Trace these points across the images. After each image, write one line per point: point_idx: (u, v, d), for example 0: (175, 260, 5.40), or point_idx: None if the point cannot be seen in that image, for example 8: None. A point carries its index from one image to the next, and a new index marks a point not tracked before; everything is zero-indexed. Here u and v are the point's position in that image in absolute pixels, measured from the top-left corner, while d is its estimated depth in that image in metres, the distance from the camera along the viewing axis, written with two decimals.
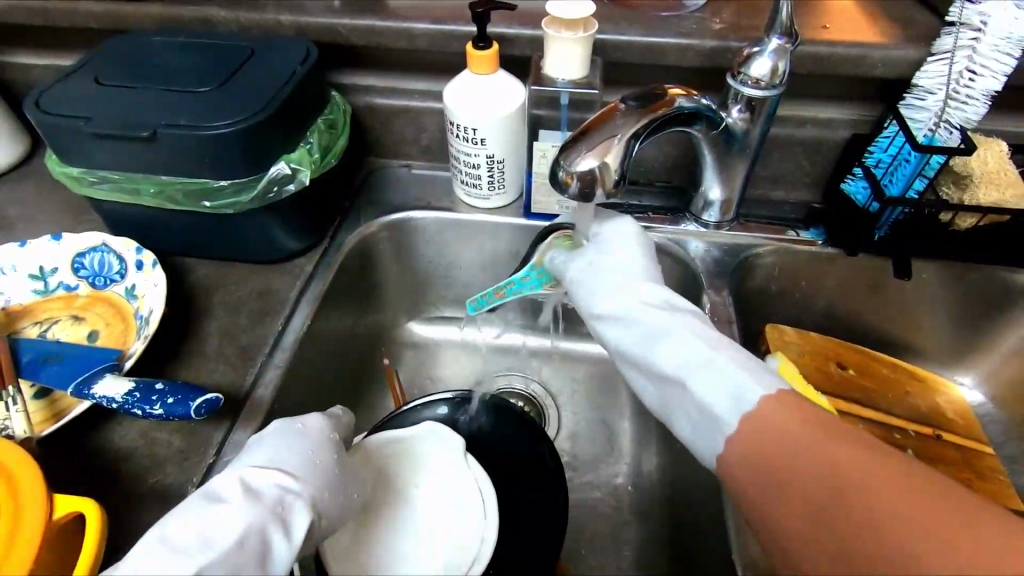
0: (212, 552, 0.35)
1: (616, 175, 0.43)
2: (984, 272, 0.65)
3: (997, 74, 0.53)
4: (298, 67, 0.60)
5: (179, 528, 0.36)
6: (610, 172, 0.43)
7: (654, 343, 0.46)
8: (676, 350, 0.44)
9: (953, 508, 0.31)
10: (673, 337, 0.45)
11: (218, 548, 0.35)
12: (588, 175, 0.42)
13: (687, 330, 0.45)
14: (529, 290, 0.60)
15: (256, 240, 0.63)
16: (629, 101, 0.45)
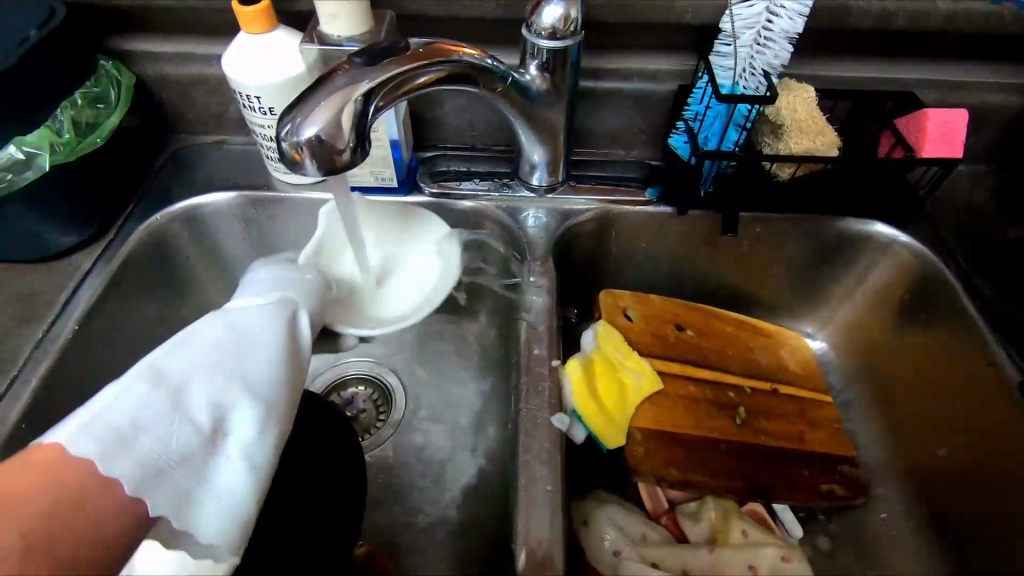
0: (226, 364, 0.40)
1: (351, 142, 0.38)
2: (815, 223, 0.64)
3: (795, 14, 0.51)
4: (33, 30, 0.51)
5: (188, 352, 0.39)
6: (343, 137, 0.38)
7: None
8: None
9: (800, 439, 0.61)
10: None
11: (219, 348, 0.41)
12: (316, 143, 0.37)
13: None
14: (610, 367, 0.58)
15: (12, 236, 0.54)
16: (356, 58, 0.39)
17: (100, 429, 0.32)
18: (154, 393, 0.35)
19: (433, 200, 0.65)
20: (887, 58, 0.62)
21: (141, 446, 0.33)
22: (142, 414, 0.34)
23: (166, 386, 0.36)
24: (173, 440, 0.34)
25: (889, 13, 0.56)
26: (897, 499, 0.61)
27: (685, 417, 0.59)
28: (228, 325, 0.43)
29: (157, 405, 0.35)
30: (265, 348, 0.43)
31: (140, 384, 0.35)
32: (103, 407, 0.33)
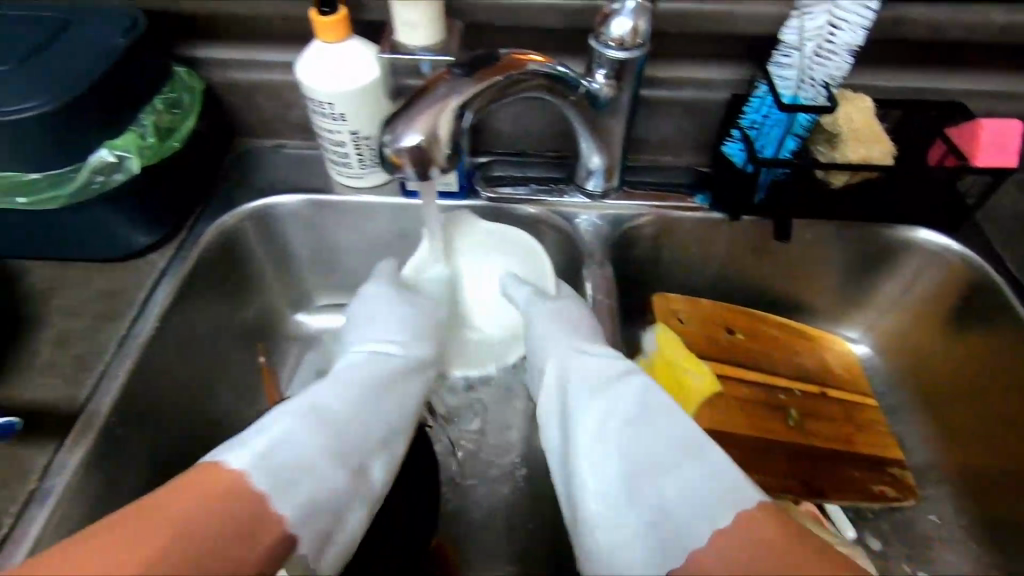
0: (366, 416, 0.47)
1: (447, 152, 0.41)
2: (865, 229, 0.65)
3: (858, 27, 0.52)
4: (120, 38, 0.53)
5: (338, 401, 0.47)
6: (441, 146, 0.40)
7: (604, 470, 0.44)
8: (601, 466, 0.44)
9: (850, 441, 0.63)
10: (671, 479, 0.42)
11: (361, 399, 0.48)
12: (416, 151, 0.39)
13: (628, 426, 0.45)
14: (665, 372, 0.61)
15: (96, 236, 0.57)
16: (456, 68, 0.40)
17: (264, 467, 0.40)
18: (313, 441, 0.43)
19: (491, 205, 0.66)
20: (939, 68, 0.63)
21: (302, 491, 0.40)
22: (295, 455, 0.42)
23: (318, 430, 0.44)
24: (321, 481, 0.42)
25: (944, 25, 0.57)
26: (943, 500, 0.63)
27: (741, 418, 0.61)
28: (368, 374, 0.50)
29: (316, 452, 0.43)
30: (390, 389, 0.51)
31: (304, 429, 0.43)
32: (270, 444, 0.41)
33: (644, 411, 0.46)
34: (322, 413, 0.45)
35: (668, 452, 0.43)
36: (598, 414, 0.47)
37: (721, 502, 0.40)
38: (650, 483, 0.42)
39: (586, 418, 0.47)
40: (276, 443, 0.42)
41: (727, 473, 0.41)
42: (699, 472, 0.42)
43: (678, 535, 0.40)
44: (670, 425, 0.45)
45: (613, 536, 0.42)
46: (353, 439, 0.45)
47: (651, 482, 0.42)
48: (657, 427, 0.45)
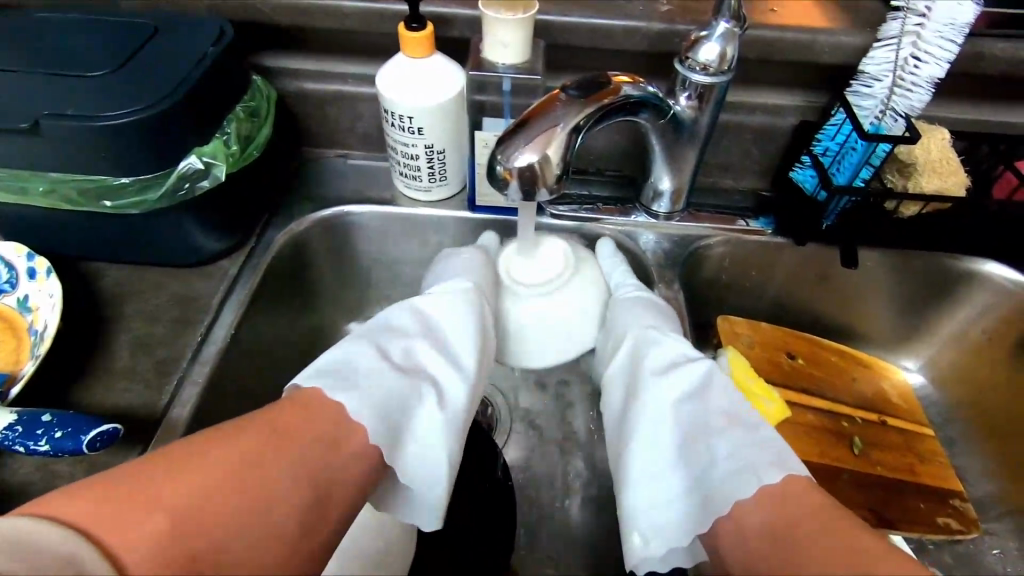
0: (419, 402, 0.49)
1: (558, 172, 0.43)
2: (927, 258, 0.65)
3: (941, 60, 0.52)
4: (210, 47, 0.53)
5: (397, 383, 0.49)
6: (552, 167, 0.42)
7: (655, 416, 0.51)
8: (648, 426, 0.51)
9: (914, 471, 0.62)
10: (709, 435, 0.48)
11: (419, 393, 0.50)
12: (527, 170, 0.42)
13: (673, 390, 0.52)
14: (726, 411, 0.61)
15: (173, 241, 0.57)
16: (571, 90, 0.44)
17: (324, 371, 0.47)
18: (390, 411, 0.47)
19: (556, 223, 0.67)
20: (1007, 102, 0.64)
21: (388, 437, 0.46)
22: (372, 369, 0.48)
23: (381, 355, 0.50)
24: (389, 418, 0.46)
25: (1021, 61, 0.58)
26: (1009, 535, 0.61)
27: (810, 444, 0.62)
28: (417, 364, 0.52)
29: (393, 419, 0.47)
30: (458, 341, 0.56)
31: (390, 396, 0.47)
32: (339, 362, 0.48)
33: (693, 388, 0.52)
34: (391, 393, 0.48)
35: (721, 421, 0.49)
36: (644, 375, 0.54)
37: (766, 463, 0.44)
38: (701, 443, 0.48)
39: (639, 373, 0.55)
40: (339, 363, 0.48)
41: (761, 448, 0.46)
42: (731, 446, 0.47)
43: (722, 477, 0.45)
44: (719, 402, 0.50)
45: (656, 495, 0.48)
46: (414, 362, 0.52)
47: (696, 439, 0.48)
48: (699, 403, 0.51)
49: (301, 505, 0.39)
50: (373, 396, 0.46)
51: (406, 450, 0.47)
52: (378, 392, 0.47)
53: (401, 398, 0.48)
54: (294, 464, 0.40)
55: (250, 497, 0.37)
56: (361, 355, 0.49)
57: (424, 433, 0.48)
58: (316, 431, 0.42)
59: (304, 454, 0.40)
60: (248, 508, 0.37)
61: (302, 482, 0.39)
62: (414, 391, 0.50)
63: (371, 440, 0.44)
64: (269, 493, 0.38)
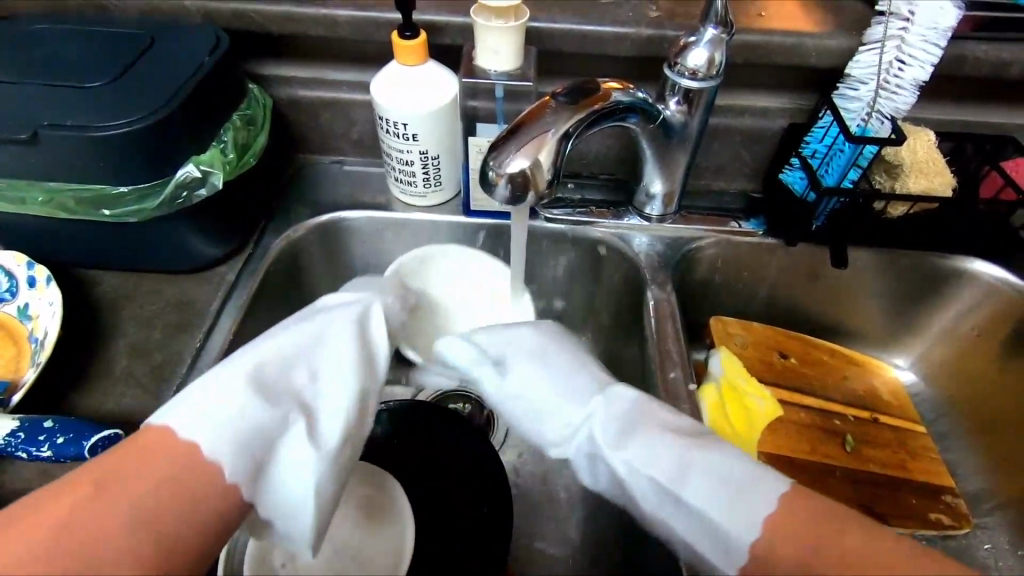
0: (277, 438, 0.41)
1: (548, 177, 0.44)
2: (916, 258, 0.66)
3: (925, 64, 0.53)
4: (206, 57, 0.54)
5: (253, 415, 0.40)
6: (542, 172, 0.43)
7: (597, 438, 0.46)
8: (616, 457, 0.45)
9: (906, 467, 0.63)
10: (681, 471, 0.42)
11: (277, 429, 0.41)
12: (518, 175, 0.42)
13: (603, 432, 0.46)
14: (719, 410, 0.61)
15: (171, 248, 0.57)
16: (560, 97, 0.44)
17: (180, 404, 0.39)
18: (241, 433, 0.39)
19: (550, 225, 0.67)
20: (991, 102, 0.65)
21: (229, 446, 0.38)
22: (220, 403, 0.40)
23: (248, 385, 0.41)
24: (249, 438, 0.39)
25: (1005, 63, 0.59)
26: (1000, 529, 0.62)
27: (802, 442, 0.62)
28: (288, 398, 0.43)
29: (238, 440, 0.38)
30: (334, 359, 0.46)
31: (236, 426, 0.39)
32: (206, 402, 0.39)
33: (630, 425, 0.45)
34: (246, 424, 0.39)
35: (687, 459, 0.42)
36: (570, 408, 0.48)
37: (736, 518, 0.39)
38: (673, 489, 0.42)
39: (580, 425, 0.47)
40: (197, 400, 0.40)
41: (726, 468, 0.41)
42: (700, 492, 0.41)
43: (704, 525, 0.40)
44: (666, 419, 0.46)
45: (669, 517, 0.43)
46: (287, 391, 0.44)
47: (672, 486, 0.42)
48: (655, 441, 0.44)
49: (136, 550, 0.33)
50: (218, 419, 0.39)
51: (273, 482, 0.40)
52: (222, 421, 0.39)
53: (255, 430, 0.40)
54: (119, 502, 0.33)
55: (62, 555, 0.32)
56: (224, 388, 0.41)
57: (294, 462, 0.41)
58: (160, 464, 0.35)
59: (137, 486, 0.34)
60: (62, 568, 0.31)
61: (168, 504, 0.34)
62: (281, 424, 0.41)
63: (230, 477, 0.37)
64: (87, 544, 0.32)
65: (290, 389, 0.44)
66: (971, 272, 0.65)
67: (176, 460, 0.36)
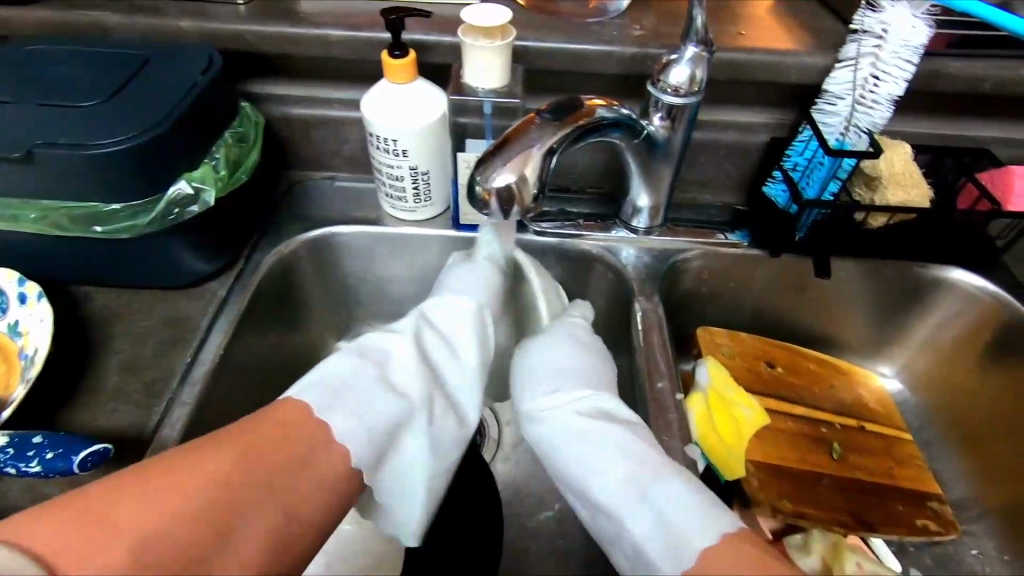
0: (381, 437, 0.45)
1: (534, 191, 0.45)
2: (897, 268, 0.68)
3: (899, 79, 0.55)
4: (199, 77, 0.55)
5: (359, 414, 0.45)
6: (528, 186, 0.44)
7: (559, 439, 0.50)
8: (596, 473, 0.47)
9: (893, 474, 0.64)
10: (627, 482, 0.45)
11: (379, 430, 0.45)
12: (505, 190, 0.44)
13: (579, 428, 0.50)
14: (699, 421, 0.62)
15: (162, 264, 0.58)
16: (546, 113, 0.46)
17: (307, 389, 0.45)
18: (362, 431, 0.44)
19: (539, 239, 0.68)
20: (964, 117, 0.67)
21: (353, 424, 0.44)
22: (353, 384, 0.47)
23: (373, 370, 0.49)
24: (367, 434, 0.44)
25: (976, 78, 0.61)
26: (986, 535, 0.63)
27: (789, 451, 0.63)
28: (383, 397, 0.47)
29: (358, 437, 0.43)
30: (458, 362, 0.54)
31: (359, 420, 0.44)
32: (335, 377, 0.47)
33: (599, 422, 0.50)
34: (357, 428, 0.44)
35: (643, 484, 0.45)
36: (584, 434, 0.49)
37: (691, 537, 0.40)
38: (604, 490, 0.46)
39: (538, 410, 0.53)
40: (333, 381, 0.46)
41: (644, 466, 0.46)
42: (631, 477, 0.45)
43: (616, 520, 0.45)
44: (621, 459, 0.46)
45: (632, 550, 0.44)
46: (388, 397, 0.47)
47: (634, 497, 0.44)
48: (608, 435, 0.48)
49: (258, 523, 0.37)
50: (330, 411, 0.44)
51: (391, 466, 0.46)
52: (341, 422, 0.43)
53: (371, 434, 0.44)
54: (256, 480, 0.38)
55: (204, 529, 0.35)
56: (364, 372, 0.48)
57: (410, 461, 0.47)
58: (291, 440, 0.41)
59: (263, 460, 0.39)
60: (201, 530, 0.35)
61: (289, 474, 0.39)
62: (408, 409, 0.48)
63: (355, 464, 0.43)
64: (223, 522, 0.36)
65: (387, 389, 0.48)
66: (952, 281, 0.67)
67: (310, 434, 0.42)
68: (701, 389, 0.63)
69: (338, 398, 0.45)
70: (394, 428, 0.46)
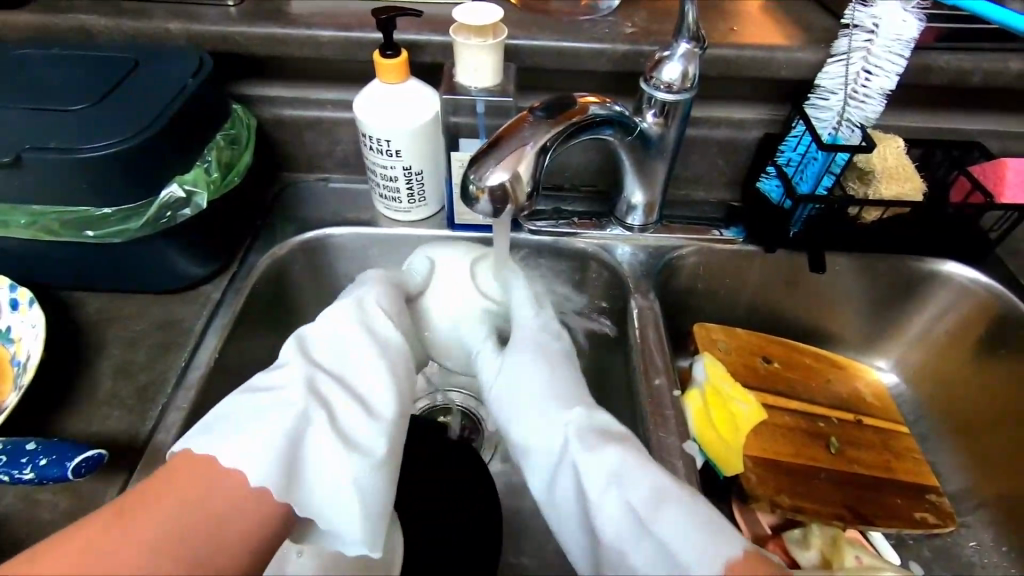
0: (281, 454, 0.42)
1: (528, 189, 0.45)
2: (892, 261, 0.68)
3: (891, 74, 0.55)
4: (189, 79, 0.55)
5: (254, 435, 0.42)
6: (522, 185, 0.44)
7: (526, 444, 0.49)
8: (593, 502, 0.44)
9: (891, 468, 0.64)
10: (629, 512, 0.42)
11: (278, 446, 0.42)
12: (498, 188, 0.43)
13: (577, 439, 0.46)
14: (696, 417, 0.61)
15: (155, 269, 0.57)
16: (538, 111, 0.46)
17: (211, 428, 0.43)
18: (272, 451, 0.41)
19: (534, 237, 0.68)
20: (955, 110, 0.68)
21: (251, 449, 0.41)
22: (242, 419, 0.43)
23: (264, 398, 0.45)
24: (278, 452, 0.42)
25: (967, 72, 0.61)
26: (984, 527, 0.63)
27: (786, 446, 0.63)
28: (279, 411, 0.44)
29: (256, 461, 0.41)
30: (361, 364, 0.51)
31: (262, 441, 0.42)
32: (242, 405, 0.44)
33: (599, 437, 0.46)
34: (253, 452, 0.41)
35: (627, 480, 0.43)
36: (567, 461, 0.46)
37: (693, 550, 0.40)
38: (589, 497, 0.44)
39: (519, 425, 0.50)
40: (231, 412, 0.44)
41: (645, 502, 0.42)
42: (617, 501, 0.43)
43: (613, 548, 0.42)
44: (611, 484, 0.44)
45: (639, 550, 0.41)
46: (287, 408, 0.44)
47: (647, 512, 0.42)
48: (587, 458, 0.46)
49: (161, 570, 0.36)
50: (226, 437, 0.42)
51: (312, 482, 0.43)
52: (240, 447, 0.41)
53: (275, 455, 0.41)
54: (134, 532, 0.37)
55: None
56: (258, 403, 0.45)
57: (326, 456, 0.44)
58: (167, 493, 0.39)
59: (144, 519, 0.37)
60: None
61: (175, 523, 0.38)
62: (303, 421, 0.44)
63: (258, 481, 0.40)
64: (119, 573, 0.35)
65: (285, 405, 0.45)
66: (946, 274, 0.67)
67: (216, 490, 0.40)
68: (698, 385, 0.63)
69: (230, 423, 0.43)
70: (298, 445, 0.43)
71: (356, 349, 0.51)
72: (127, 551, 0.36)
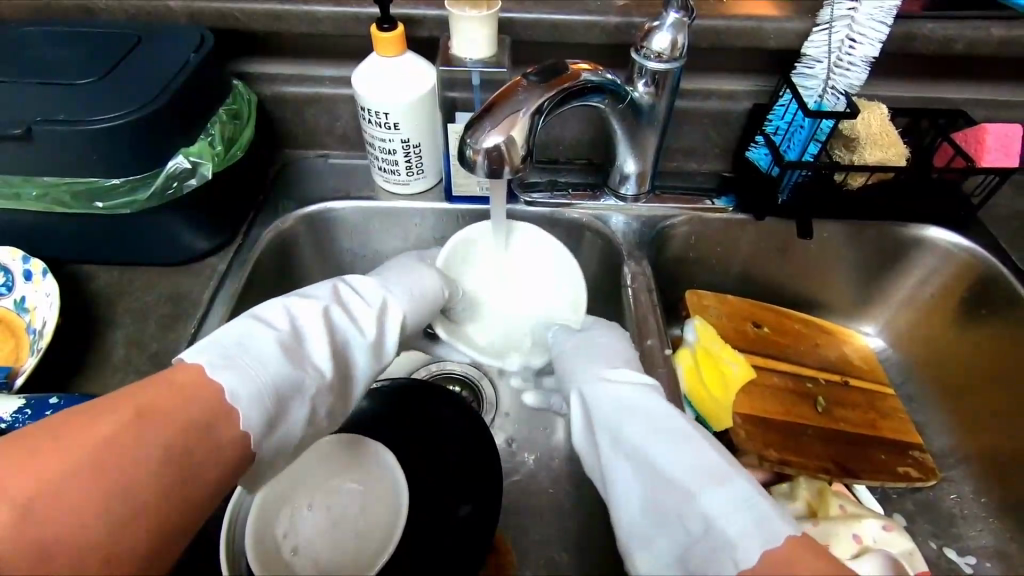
0: (267, 395, 0.42)
1: (521, 152, 0.46)
2: (878, 228, 0.70)
3: (874, 41, 0.57)
4: (192, 54, 0.56)
5: (251, 367, 0.42)
6: (516, 148, 0.46)
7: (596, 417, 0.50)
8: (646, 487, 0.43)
9: (876, 426, 0.66)
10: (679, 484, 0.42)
11: (266, 385, 0.42)
12: (494, 150, 0.45)
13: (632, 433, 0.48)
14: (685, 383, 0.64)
15: (162, 241, 0.59)
16: (531, 76, 0.47)
17: (214, 349, 0.42)
18: (258, 385, 0.41)
19: (529, 209, 0.70)
20: (939, 80, 0.69)
21: (242, 375, 0.41)
22: (262, 352, 0.44)
23: (281, 342, 0.46)
24: (264, 389, 0.42)
25: (949, 40, 0.63)
26: (965, 481, 0.66)
27: (775, 404, 0.66)
28: (278, 354, 0.44)
29: (245, 388, 0.40)
30: (355, 343, 0.51)
31: (256, 377, 0.42)
32: (237, 337, 0.44)
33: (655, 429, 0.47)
34: (240, 384, 0.40)
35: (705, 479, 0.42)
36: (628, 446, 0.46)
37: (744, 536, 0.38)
38: (675, 511, 0.41)
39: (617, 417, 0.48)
40: (235, 342, 0.44)
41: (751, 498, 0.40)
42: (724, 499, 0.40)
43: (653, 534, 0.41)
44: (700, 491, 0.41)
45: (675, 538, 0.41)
46: (285, 358, 0.45)
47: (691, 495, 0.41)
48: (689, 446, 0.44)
49: (163, 484, 0.34)
50: (229, 358, 0.42)
51: (282, 431, 0.43)
52: (239, 374, 0.41)
53: (261, 392, 0.41)
54: (155, 435, 0.35)
55: (97, 490, 0.32)
56: (262, 339, 0.45)
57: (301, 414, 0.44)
58: (195, 401, 0.38)
59: (164, 427, 0.35)
60: (90, 499, 0.32)
61: (190, 437, 0.36)
62: (298, 385, 0.44)
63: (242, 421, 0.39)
64: (118, 477, 0.33)
65: (283, 350, 0.45)
66: (933, 239, 0.69)
67: (206, 399, 0.38)
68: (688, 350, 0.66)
69: (238, 343, 0.44)
70: (281, 394, 0.43)
71: (356, 323, 0.52)
72: (136, 452, 0.34)
